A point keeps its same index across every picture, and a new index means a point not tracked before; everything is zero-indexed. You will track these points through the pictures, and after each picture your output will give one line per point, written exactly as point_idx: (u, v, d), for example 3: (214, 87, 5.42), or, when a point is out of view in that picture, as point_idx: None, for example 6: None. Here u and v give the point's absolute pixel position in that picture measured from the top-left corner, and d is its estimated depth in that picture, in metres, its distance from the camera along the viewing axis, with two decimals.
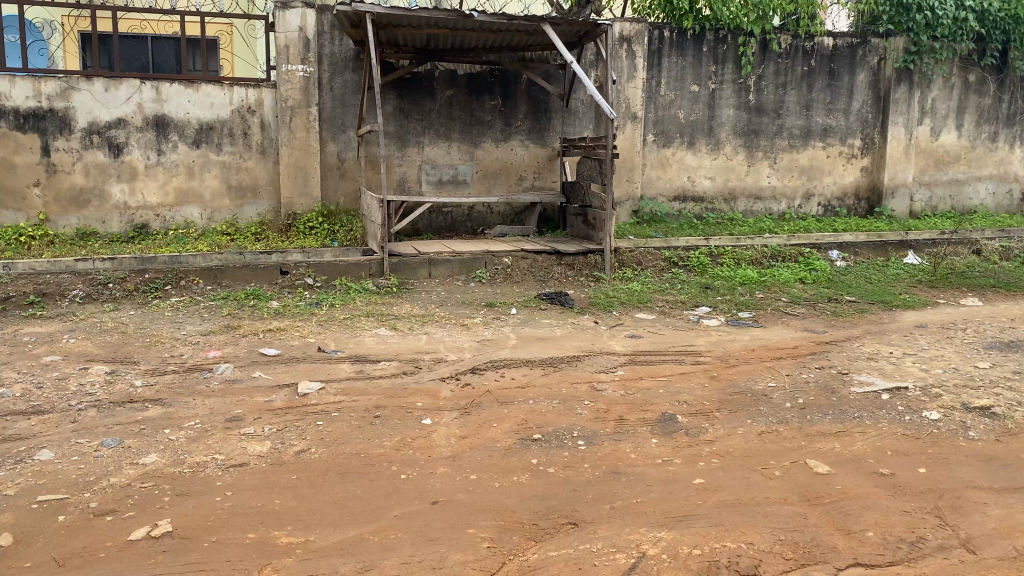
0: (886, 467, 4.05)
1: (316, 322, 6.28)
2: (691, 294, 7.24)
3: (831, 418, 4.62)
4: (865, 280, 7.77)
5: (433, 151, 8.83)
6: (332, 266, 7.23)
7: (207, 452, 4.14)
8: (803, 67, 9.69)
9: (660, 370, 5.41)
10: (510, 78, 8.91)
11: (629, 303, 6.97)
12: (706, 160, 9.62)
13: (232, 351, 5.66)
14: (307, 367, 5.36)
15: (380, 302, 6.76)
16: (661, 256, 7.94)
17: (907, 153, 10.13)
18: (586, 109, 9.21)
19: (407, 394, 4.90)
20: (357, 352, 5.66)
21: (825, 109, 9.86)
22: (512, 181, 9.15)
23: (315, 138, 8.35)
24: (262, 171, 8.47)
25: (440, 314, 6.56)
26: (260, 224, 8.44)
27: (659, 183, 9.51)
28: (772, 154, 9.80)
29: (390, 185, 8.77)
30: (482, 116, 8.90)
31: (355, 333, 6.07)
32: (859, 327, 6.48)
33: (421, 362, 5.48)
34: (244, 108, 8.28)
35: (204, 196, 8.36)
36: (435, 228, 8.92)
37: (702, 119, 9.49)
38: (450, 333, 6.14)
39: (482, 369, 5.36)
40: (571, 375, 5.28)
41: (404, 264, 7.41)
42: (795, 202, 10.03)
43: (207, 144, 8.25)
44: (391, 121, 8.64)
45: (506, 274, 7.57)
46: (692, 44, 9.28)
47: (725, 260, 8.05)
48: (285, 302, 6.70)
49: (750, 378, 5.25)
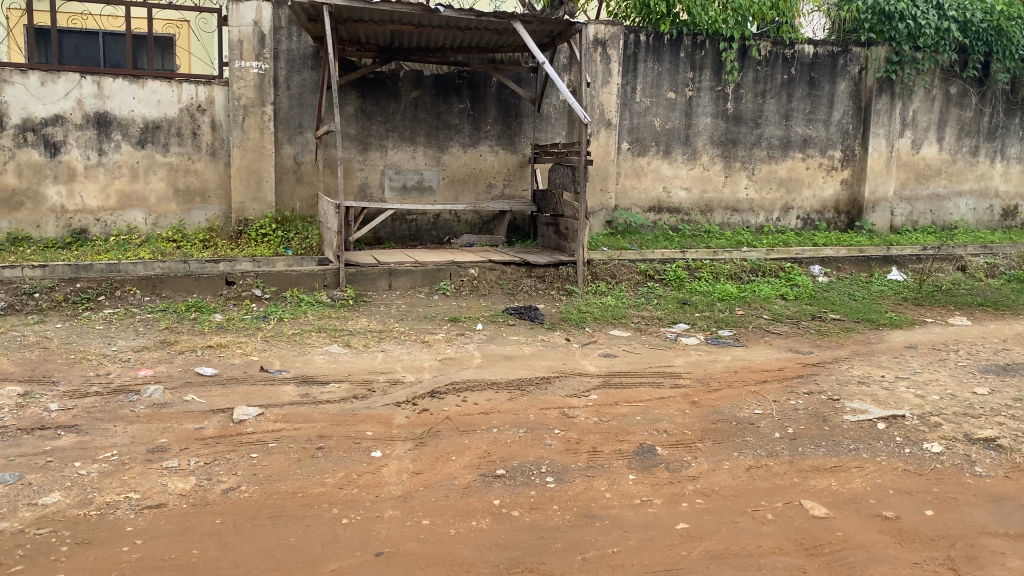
0: (890, 509, 3.61)
1: (262, 338, 5.74)
2: (668, 310, 6.81)
3: (825, 451, 4.19)
4: (849, 297, 7.40)
5: (397, 155, 8.35)
6: (282, 277, 6.68)
7: (121, 490, 3.59)
8: (783, 76, 9.35)
9: (637, 394, 4.95)
10: (479, 80, 8.46)
11: (603, 319, 6.53)
12: (682, 170, 9.23)
13: (165, 370, 5.11)
14: (246, 390, 4.83)
15: (334, 317, 6.25)
16: (636, 269, 7.50)
17: (888, 166, 9.83)
18: (559, 114, 8.78)
19: (356, 421, 4.40)
20: (305, 372, 5.14)
21: (805, 119, 9.53)
22: (480, 189, 8.68)
23: (269, 140, 7.84)
24: (212, 174, 7.91)
25: (400, 330, 6.06)
26: (209, 231, 7.88)
27: (634, 193, 9.11)
28: (750, 165, 9.44)
29: (351, 190, 8.27)
30: (449, 119, 8.44)
31: (304, 351, 5.55)
32: (846, 348, 6.09)
33: (374, 384, 4.98)
34: (194, 106, 7.74)
35: (149, 200, 7.78)
36: (398, 236, 8.42)
37: (679, 127, 9.10)
38: (409, 351, 5.64)
39: (442, 392, 4.87)
40: (540, 400, 4.80)
41: (362, 274, 6.89)
42: (773, 215, 9.68)
43: (153, 144, 7.68)
44: (353, 123, 8.14)
45: (472, 287, 7.07)
46: (670, 49, 8.90)
47: (703, 274, 7.62)
48: (230, 315, 6.16)
49: (734, 405, 4.82)
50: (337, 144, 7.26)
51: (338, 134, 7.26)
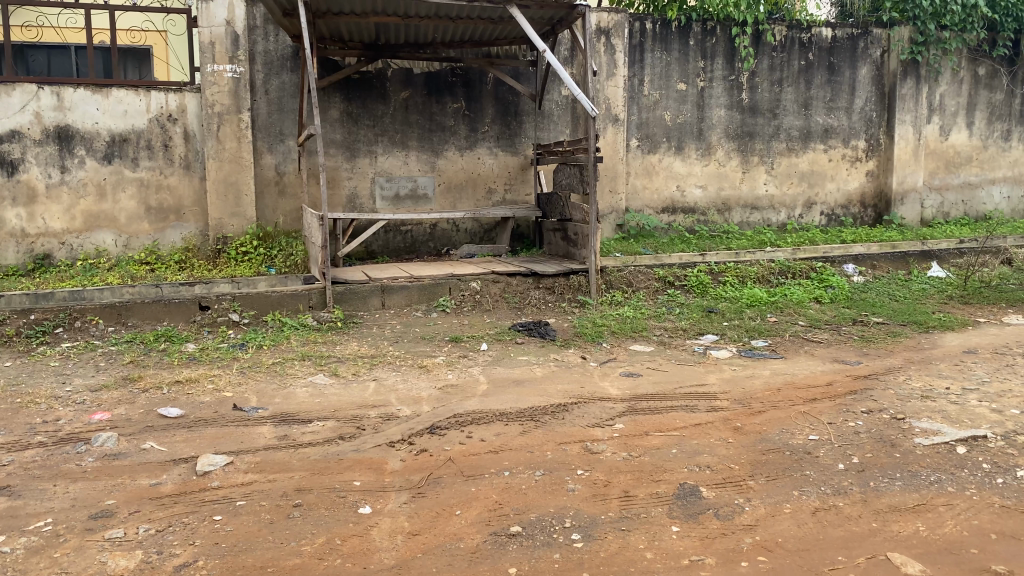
0: (999, 561, 2.91)
1: (238, 369, 5.07)
2: (693, 320, 6.13)
3: (902, 485, 3.50)
4: (889, 298, 6.71)
5: (388, 161, 7.70)
6: (261, 298, 5.94)
7: (49, 573, 2.89)
8: (800, 62, 8.72)
9: (669, 421, 4.27)
10: (474, 77, 7.83)
11: (622, 333, 5.86)
12: (697, 166, 8.57)
13: (124, 413, 4.42)
14: (215, 434, 4.15)
15: (320, 341, 5.57)
16: (654, 275, 6.81)
17: (916, 155, 9.15)
18: (561, 111, 8.14)
19: (343, 469, 3.72)
20: (284, 410, 4.46)
21: (825, 108, 8.88)
22: (479, 195, 8.02)
23: (247, 150, 7.18)
24: (186, 189, 7.25)
25: (395, 354, 5.38)
26: (184, 251, 7.20)
27: (646, 193, 8.44)
28: (769, 159, 8.78)
29: (339, 201, 7.61)
30: (443, 120, 7.80)
31: (285, 383, 4.87)
32: (898, 356, 5.40)
33: (364, 421, 4.30)
34: (164, 115, 7.09)
35: (118, 220, 7.11)
36: (392, 249, 7.76)
37: (691, 120, 8.45)
38: (405, 379, 4.96)
39: (443, 427, 4.19)
40: (558, 433, 4.12)
41: (351, 292, 6.20)
42: (796, 212, 9.00)
43: (120, 158, 7.03)
44: (339, 128, 7.49)
45: (474, 302, 6.37)
46: (678, 37, 8.26)
47: (728, 278, 6.94)
48: (204, 345, 5.49)
49: (784, 430, 4.14)
50: (319, 150, 6.47)
51: (319, 138, 6.49)
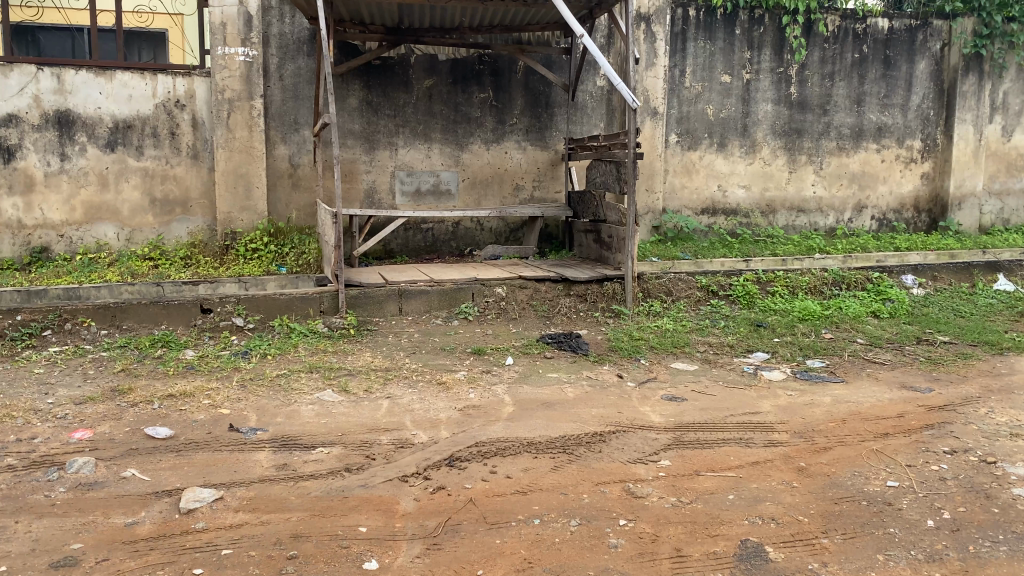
0: None
1: (238, 382, 4.58)
2: (740, 335, 5.60)
3: (1008, 551, 2.94)
4: (953, 314, 6.11)
5: (409, 154, 7.19)
6: (269, 302, 5.44)
7: None
8: (853, 55, 8.11)
9: (722, 459, 3.74)
10: (503, 65, 7.30)
11: (662, 348, 5.33)
12: (740, 165, 8.01)
13: (107, 432, 3.94)
14: (207, 460, 3.67)
15: (331, 351, 5.07)
16: (696, 283, 6.26)
17: (976, 156, 8.49)
18: (596, 103, 7.60)
19: (348, 510, 3.22)
20: (286, 432, 3.97)
21: (879, 105, 8.27)
22: (506, 191, 7.50)
23: (259, 139, 6.70)
24: (194, 180, 6.78)
25: (412, 368, 4.88)
26: (191, 246, 6.72)
27: (684, 193, 7.93)
28: (818, 158, 8.19)
29: (356, 196, 7.12)
30: (469, 111, 7.28)
31: (290, 400, 4.38)
32: (973, 383, 4.80)
33: (374, 449, 3.80)
34: (171, 101, 6.63)
35: (121, 212, 6.65)
36: (412, 248, 7.26)
37: (735, 115, 7.89)
38: (422, 398, 4.45)
39: (464, 459, 3.68)
40: (595, 470, 3.59)
41: (366, 297, 5.64)
42: (845, 216, 8.40)
43: (124, 146, 6.58)
44: (357, 118, 7.00)
45: (499, 310, 5.82)
46: (723, 25, 7.71)
47: (776, 288, 6.38)
48: (203, 352, 5.02)
49: (856, 473, 3.59)
50: (333, 142, 5.79)
51: (334, 129, 5.81)
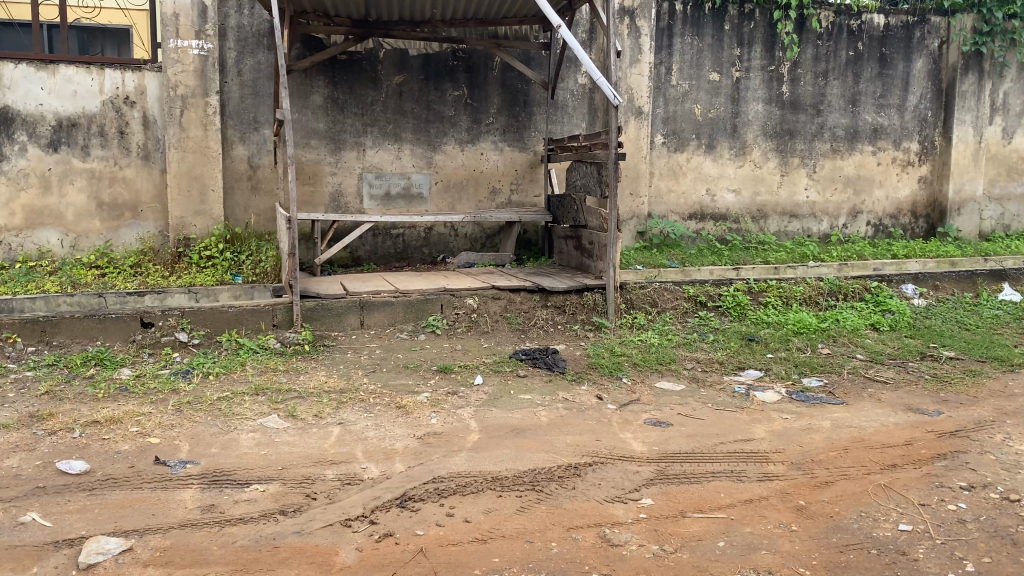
0: None
1: (173, 407, 4.11)
2: (730, 351, 5.17)
3: None
4: (958, 326, 5.70)
5: (378, 154, 6.75)
6: (216, 315, 4.97)
7: None
8: (848, 53, 7.72)
9: (711, 496, 3.31)
10: (478, 61, 6.88)
11: (645, 365, 4.90)
12: (729, 167, 7.61)
13: (13, 467, 3.45)
14: (123, 501, 3.20)
15: (281, 370, 4.61)
16: (683, 293, 5.83)
17: (976, 159, 8.10)
18: (577, 102, 7.17)
19: (276, 563, 2.76)
20: (220, 467, 3.51)
21: (875, 105, 7.88)
22: (482, 195, 7.06)
23: (215, 138, 6.23)
24: (145, 183, 6.29)
25: (370, 388, 4.42)
26: (141, 253, 6.23)
27: (671, 197, 7.52)
28: (811, 161, 7.80)
29: (321, 200, 6.66)
30: (442, 110, 6.84)
31: (229, 428, 3.93)
32: (986, 404, 4.38)
33: (316, 487, 3.35)
34: (120, 98, 6.15)
35: (64, 217, 6.14)
36: (381, 255, 6.80)
37: (725, 115, 7.49)
38: (378, 424, 3.99)
39: (418, 499, 3.23)
40: (568, 511, 3.15)
41: (324, 309, 5.16)
42: (839, 221, 8.01)
43: (68, 146, 6.08)
44: (321, 117, 6.55)
45: (470, 323, 5.37)
46: (712, 21, 7.31)
47: (769, 298, 5.95)
48: (140, 371, 4.54)
49: (863, 513, 3.16)
50: (286, 142, 5.06)
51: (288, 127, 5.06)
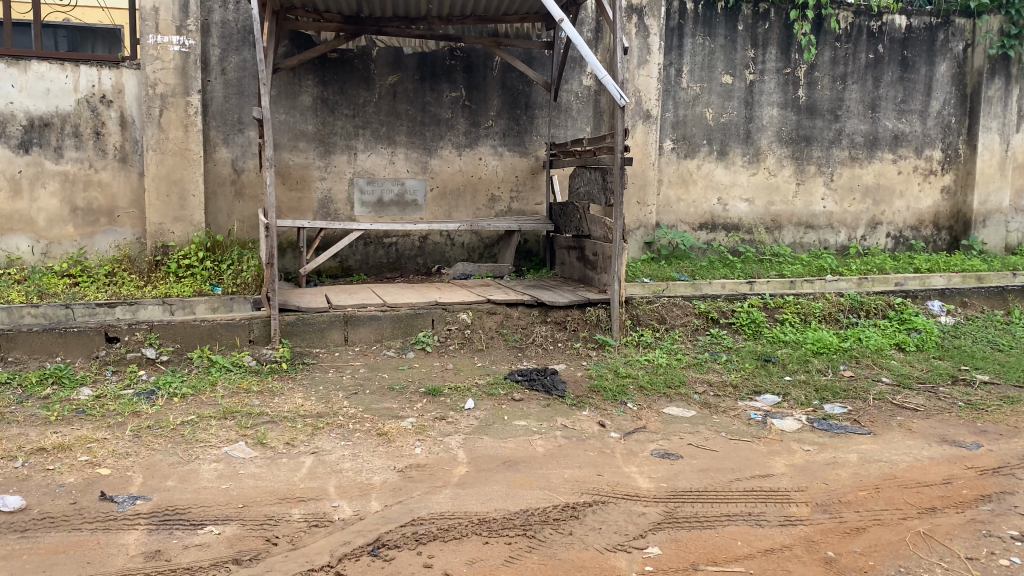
0: None
1: (131, 432, 3.72)
2: (745, 373, 4.77)
3: None
4: (990, 347, 5.28)
5: (370, 158, 6.38)
6: (187, 330, 4.59)
7: None
8: (867, 55, 7.33)
9: (727, 545, 2.90)
10: (477, 61, 6.51)
11: (653, 388, 4.50)
12: (742, 175, 7.22)
13: None
14: (57, 545, 2.81)
15: (254, 392, 4.22)
16: (693, 309, 5.43)
17: (1003, 169, 7.67)
18: (582, 105, 6.80)
19: None
20: (173, 504, 3.12)
21: (896, 110, 7.48)
22: (480, 202, 6.68)
23: (196, 140, 5.86)
24: (122, 187, 5.93)
25: (350, 412, 4.03)
26: (117, 261, 5.86)
27: (680, 206, 7.14)
28: (829, 169, 7.41)
29: (310, 206, 6.30)
30: (438, 112, 6.48)
31: (189, 457, 3.54)
32: None
33: (279, 530, 2.95)
34: (95, 96, 5.79)
35: (35, 222, 5.78)
36: (373, 265, 6.43)
37: (737, 120, 7.10)
38: (355, 455, 3.60)
39: (392, 546, 2.84)
40: (563, 563, 2.74)
41: (305, 324, 4.77)
42: (858, 233, 7.61)
43: (41, 147, 5.72)
44: (310, 118, 6.19)
45: (463, 339, 4.98)
46: (725, 20, 6.93)
47: (786, 315, 5.55)
48: (101, 392, 4.15)
49: (902, 568, 2.75)
50: (265, 144, 4.62)
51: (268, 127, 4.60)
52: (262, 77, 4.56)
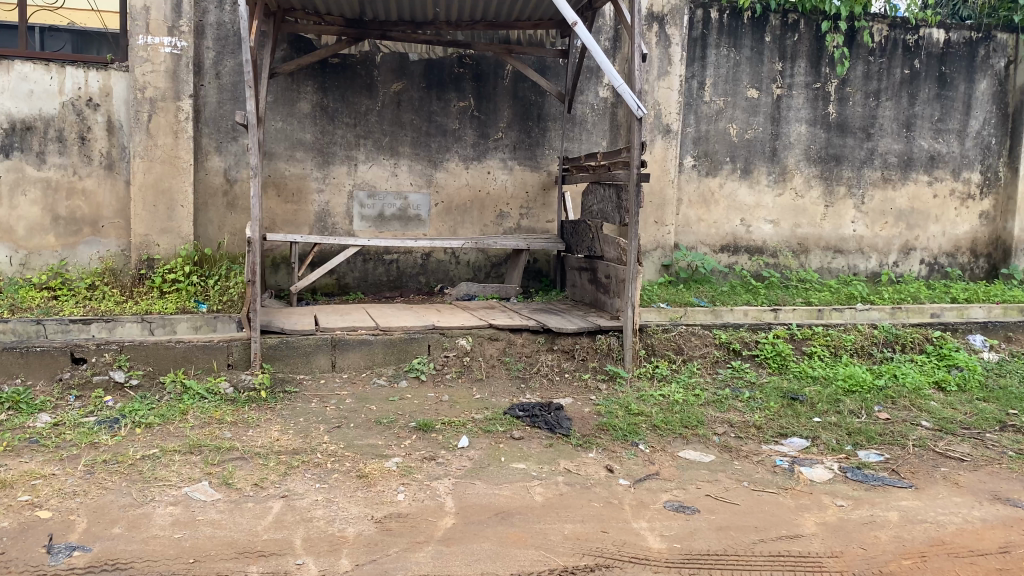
0: None
1: (84, 468, 3.35)
2: (770, 412, 4.33)
3: None
4: None
5: (371, 170, 6.02)
6: (161, 352, 4.23)
7: None
8: (902, 70, 6.90)
9: None
10: (487, 69, 6.15)
11: (667, 427, 4.07)
12: (767, 195, 6.80)
13: None
14: None
15: (227, 423, 3.84)
16: (713, 338, 5.01)
17: None
18: (597, 118, 6.41)
19: None
20: (115, 555, 2.72)
21: (932, 129, 7.04)
22: (487, 218, 6.30)
23: (186, 147, 5.53)
24: (108, 195, 5.61)
25: (330, 450, 3.64)
26: (99, 273, 5.52)
27: (700, 227, 6.74)
28: (859, 190, 6.97)
29: (306, 220, 5.94)
30: (445, 122, 6.12)
31: (144, 498, 3.15)
32: None
33: None
34: (81, 99, 5.47)
35: (14, 231, 5.45)
36: (372, 283, 6.05)
37: (763, 136, 6.69)
38: (330, 500, 3.21)
39: None
40: None
41: (289, 347, 4.40)
42: (889, 259, 7.16)
43: (22, 152, 5.40)
44: (309, 127, 5.85)
45: (461, 368, 4.59)
46: (751, 31, 6.54)
47: (814, 347, 5.11)
48: (60, 419, 3.78)
49: None
50: (249, 150, 4.21)
51: (252, 132, 4.21)
52: (247, 78, 4.18)
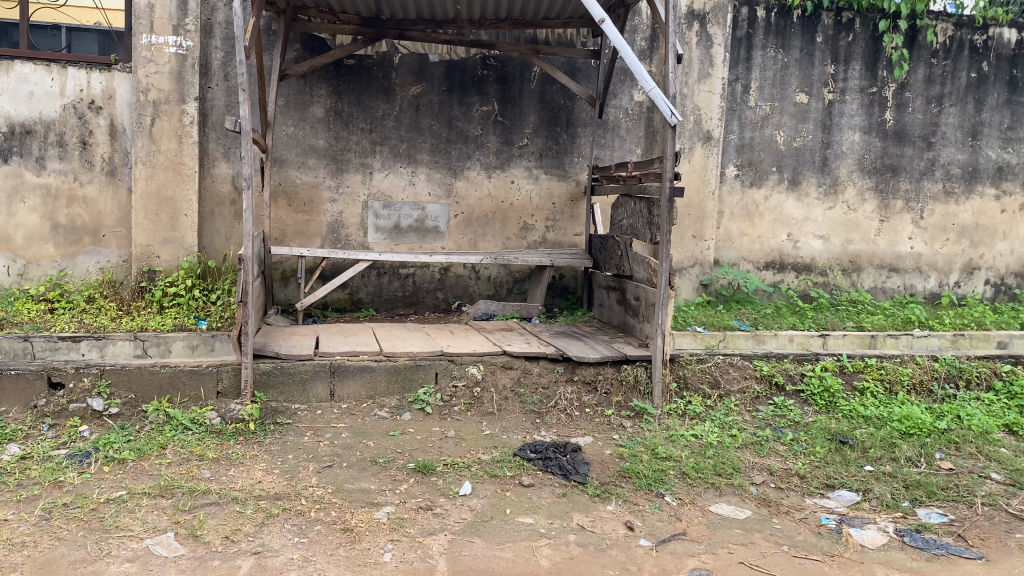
0: None
1: (41, 513, 3.01)
2: (816, 458, 3.85)
3: None
4: None
5: (387, 179, 5.66)
6: (144, 377, 3.93)
7: None
8: (969, 74, 6.31)
9: None
10: (513, 71, 5.74)
11: (697, 475, 3.62)
12: (816, 208, 6.29)
13: None
14: None
15: (207, 460, 3.49)
16: (754, 370, 4.53)
17: None
18: (631, 124, 5.96)
19: None
20: None
21: (1001, 138, 6.43)
22: (511, 231, 5.90)
23: (191, 153, 5.22)
24: (109, 203, 5.33)
25: (316, 496, 3.26)
26: (99, 285, 5.24)
27: (742, 242, 6.25)
28: (918, 204, 6.41)
29: (317, 231, 5.59)
30: (467, 128, 5.72)
31: (100, 551, 2.79)
32: None
33: None
34: (83, 102, 5.20)
35: (12, 240, 5.20)
36: (386, 298, 5.69)
37: (813, 145, 6.18)
38: (307, 559, 2.81)
39: None
40: None
41: (283, 374, 4.04)
42: (950, 279, 6.58)
43: (21, 157, 5.14)
44: (322, 132, 5.49)
45: (472, 399, 4.19)
46: (802, 31, 6.02)
47: (867, 382, 4.60)
48: (28, 452, 3.47)
49: None
50: (243, 159, 3.83)
51: (246, 140, 3.82)
52: (241, 81, 3.77)
